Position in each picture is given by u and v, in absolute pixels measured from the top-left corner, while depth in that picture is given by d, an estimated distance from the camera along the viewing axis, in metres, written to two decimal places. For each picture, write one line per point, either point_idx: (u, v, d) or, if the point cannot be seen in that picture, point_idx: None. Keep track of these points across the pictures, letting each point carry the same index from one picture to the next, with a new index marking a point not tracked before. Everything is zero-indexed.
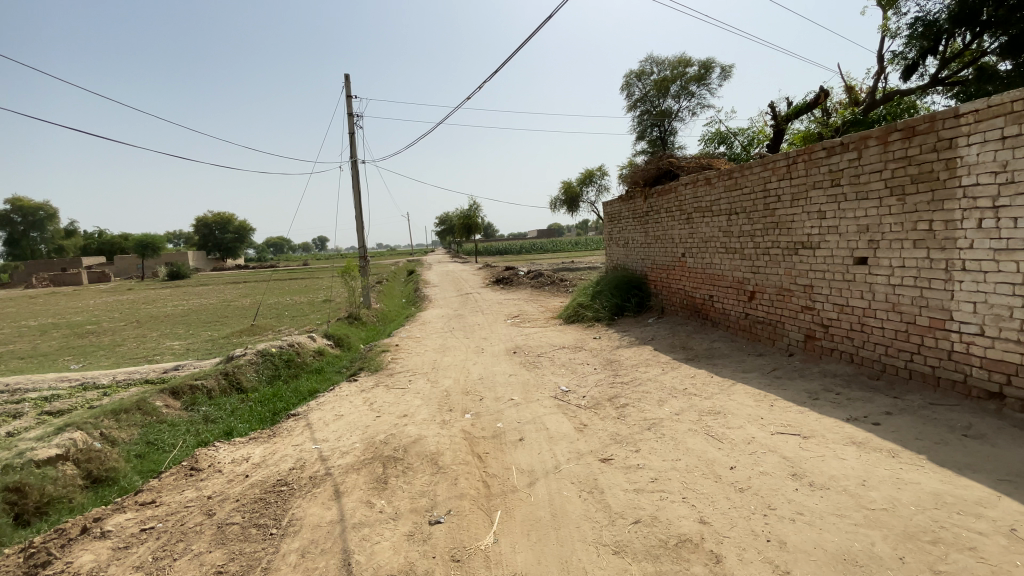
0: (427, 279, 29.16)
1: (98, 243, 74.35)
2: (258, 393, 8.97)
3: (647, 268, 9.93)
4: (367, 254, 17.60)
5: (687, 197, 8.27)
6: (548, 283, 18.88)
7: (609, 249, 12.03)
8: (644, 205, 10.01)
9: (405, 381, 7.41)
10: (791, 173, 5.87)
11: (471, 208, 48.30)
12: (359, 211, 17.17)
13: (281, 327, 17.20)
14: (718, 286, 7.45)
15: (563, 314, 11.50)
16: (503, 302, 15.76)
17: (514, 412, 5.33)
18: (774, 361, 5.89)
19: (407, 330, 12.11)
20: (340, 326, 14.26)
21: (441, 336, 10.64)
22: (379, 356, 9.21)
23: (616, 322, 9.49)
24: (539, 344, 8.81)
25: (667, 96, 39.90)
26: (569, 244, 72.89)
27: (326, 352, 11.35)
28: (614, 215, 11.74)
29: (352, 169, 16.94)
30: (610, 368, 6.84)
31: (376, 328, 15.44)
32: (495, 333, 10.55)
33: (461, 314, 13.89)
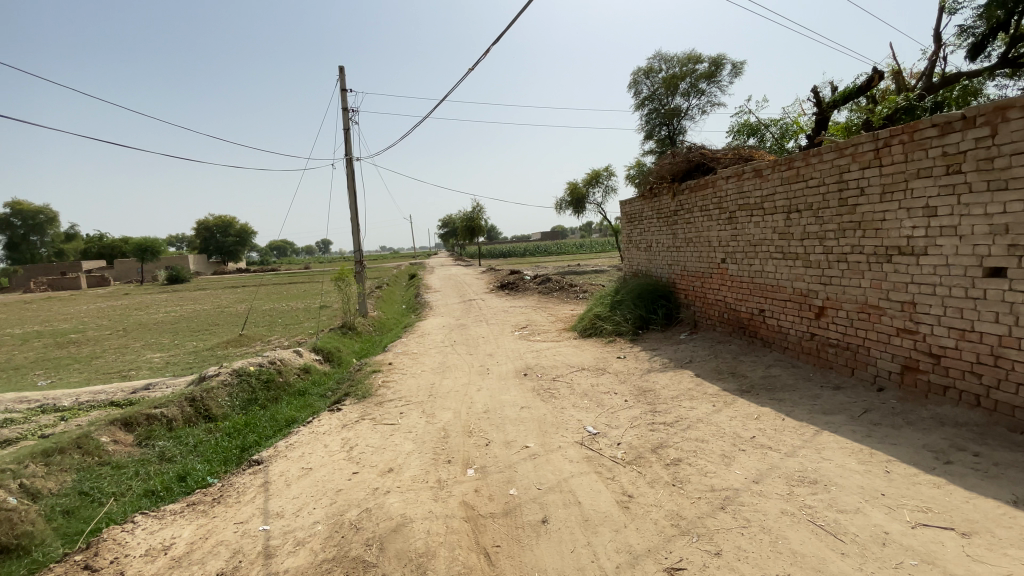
0: (428, 284, 28.00)
1: (98, 247, 73.49)
2: (228, 421, 7.77)
3: (676, 275, 8.68)
4: (363, 258, 16.39)
5: (729, 193, 7.01)
6: (557, 289, 17.57)
7: (627, 253, 10.79)
8: (671, 204, 8.78)
9: (396, 413, 6.19)
10: (881, 159, 4.61)
11: (474, 211, 47.21)
12: (355, 213, 15.97)
13: (271, 337, 16.00)
14: (772, 300, 6.20)
15: (577, 326, 10.25)
16: (509, 310, 14.49)
17: (532, 468, 4.11)
18: (860, 398, 4.63)
19: (403, 343, 10.86)
20: (331, 338, 13.03)
21: (441, 352, 9.40)
22: (369, 378, 8.00)
23: (642, 338, 8.22)
24: (554, 364, 7.56)
25: (677, 94, 38.63)
26: (574, 247, 71.53)
27: (312, 369, 10.13)
28: (633, 216, 10.52)
29: (347, 168, 15.76)
30: (645, 401, 5.59)
31: (372, 339, 14.20)
32: (502, 349, 9.29)
33: (463, 325, 12.64)
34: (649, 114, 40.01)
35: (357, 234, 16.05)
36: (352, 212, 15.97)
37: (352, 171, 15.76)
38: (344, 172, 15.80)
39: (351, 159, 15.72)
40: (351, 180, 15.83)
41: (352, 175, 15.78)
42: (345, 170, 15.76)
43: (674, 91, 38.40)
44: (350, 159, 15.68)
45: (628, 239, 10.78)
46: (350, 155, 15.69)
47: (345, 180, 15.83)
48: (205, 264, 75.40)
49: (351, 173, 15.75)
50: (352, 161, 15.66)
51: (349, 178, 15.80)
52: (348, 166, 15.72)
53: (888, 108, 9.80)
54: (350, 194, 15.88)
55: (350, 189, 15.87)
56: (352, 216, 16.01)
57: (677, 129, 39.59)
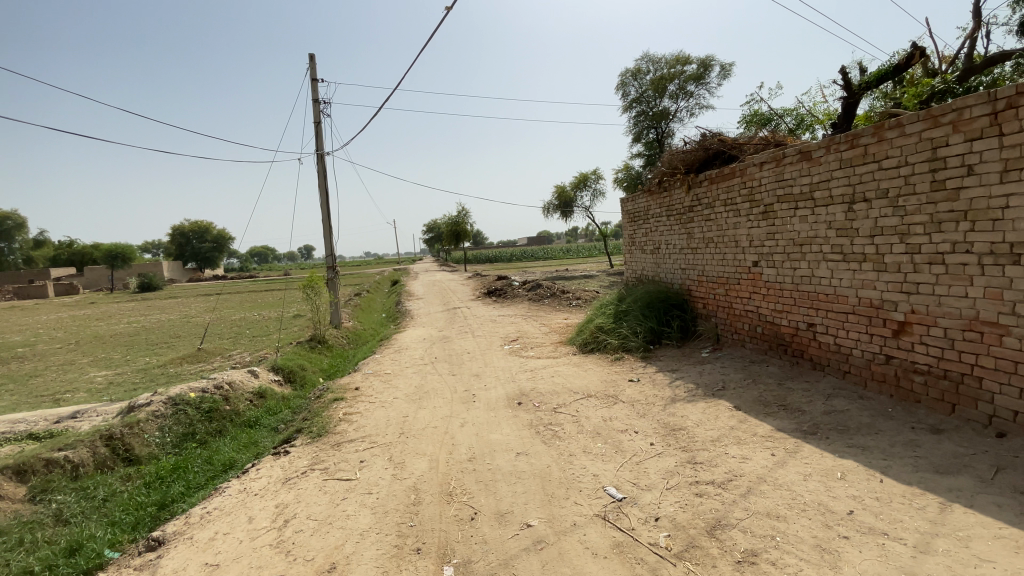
0: (410, 291, 26.51)
1: (67, 254, 70.27)
2: (153, 465, 6.30)
3: (691, 281, 7.46)
4: (337, 263, 14.88)
5: (764, 181, 5.81)
6: (548, 296, 16.27)
7: (630, 256, 9.59)
8: (682, 198, 7.61)
9: (357, 461, 4.82)
10: (1000, 126, 3.44)
11: (460, 215, 45.97)
12: (327, 214, 14.53)
13: (232, 352, 14.40)
14: (825, 312, 5.04)
15: (575, 338, 8.98)
16: (496, 319, 13.13)
17: (540, 569, 2.79)
18: (979, 450, 3.45)
19: (377, 360, 9.44)
20: (296, 354, 11.53)
21: (418, 372, 8.03)
22: (330, 408, 6.59)
23: (656, 355, 6.97)
24: (553, 390, 6.24)
25: (665, 96, 37.87)
26: (562, 252, 70.52)
27: (268, 394, 8.66)
28: (636, 213, 9.33)
29: (318, 165, 14.36)
30: (678, 446, 4.30)
31: (346, 354, 12.72)
32: (490, 368, 7.94)
33: (446, 337, 11.25)
34: (637, 115, 39.17)
35: (329, 236, 14.58)
36: (323, 213, 14.53)
37: (324, 168, 14.37)
38: (315, 169, 14.39)
39: (322, 155, 14.33)
40: (323, 177, 14.42)
41: (324, 172, 14.39)
42: (316, 166, 14.36)
43: (663, 92, 37.63)
44: (321, 155, 14.29)
45: (630, 240, 9.58)
46: (322, 150, 14.30)
47: (316, 178, 14.42)
48: (181, 271, 72.59)
49: (322, 169, 14.36)
50: (324, 157, 14.27)
51: (320, 176, 14.39)
52: (320, 163, 14.33)
53: (923, 90, 8.82)
54: (321, 192, 14.46)
55: (321, 187, 14.45)
56: (323, 217, 14.58)
57: (666, 131, 38.82)
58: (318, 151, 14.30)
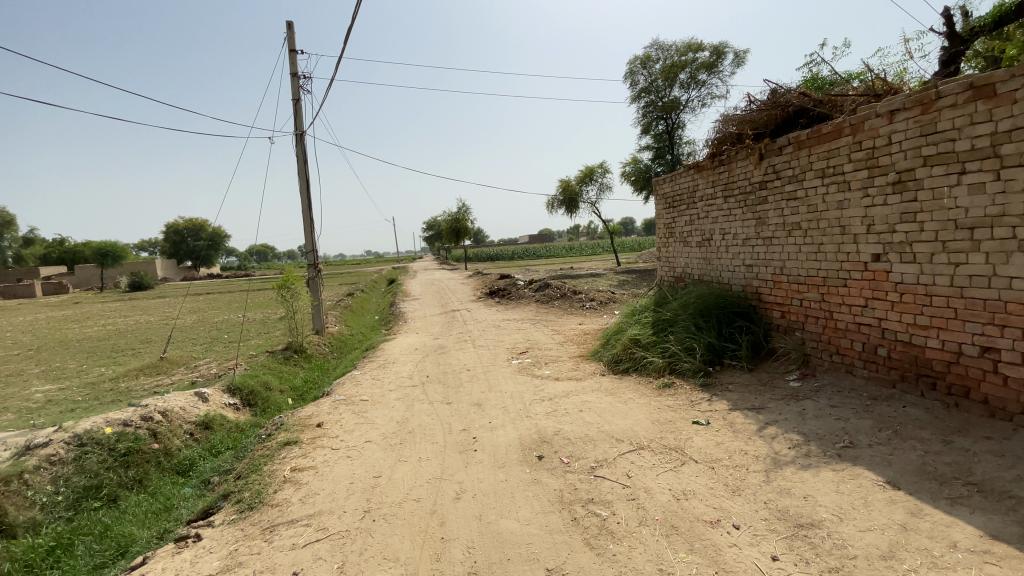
0: (405, 291, 24.75)
1: (58, 252, 68.37)
2: (26, 541, 4.50)
3: (762, 282, 5.66)
4: (318, 260, 13.05)
5: (898, 139, 4.00)
6: (558, 297, 14.41)
7: (668, 250, 7.78)
8: (747, 172, 5.80)
9: (289, 570, 3.03)
10: None
11: (459, 211, 44.17)
12: (307, 203, 12.75)
13: (199, 362, 12.59)
14: (1017, 333, 3.28)
15: (602, 351, 7.19)
16: (501, 325, 11.29)
17: None
18: None
19: (355, 378, 7.59)
20: (265, 367, 9.71)
21: (403, 399, 6.22)
22: (277, 457, 4.79)
23: (722, 382, 5.16)
24: (586, 435, 4.44)
25: (676, 85, 35.98)
26: (564, 250, 68.48)
27: (214, 427, 6.85)
28: (674, 196, 7.51)
29: (297, 148, 12.62)
30: (825, 570, 2.50)
31: (326, 366, 10.87)
32: (496, 393, 6.13)
33: (443, 348, 9.42)
34: (646, 105, 37.25)
35: (310, 229, 12.79)
36: (303, 202, 12.76)
37: (304, 151, 12.64)
38: (294, 152, 12.65)
39: (302, 137, 12.58)
40: (303, 161, 12.67)
41: (304, 156, 12.62)
42: (295, 150, 12.62)
43: (673, 81, 35.73)
44: (301, 137, 12.55)
45: (667, 229, 7.77)
46: (302, 131, 12.56)
47: (295, 162, 12.68)
48: (176, 270, 70.69)
49: (302, 153, 12.61)
50: (304, 140, 12.52)
51: (300, 159, 12.65)
52: (299, 146, 12.59)
53: None
54: (301, 179, 12.70)
55: (301, 173, 12.70)
56: (303, 207, 12.80)
57: (676, 122, 36.91)
58: (297, 132, 12.56)
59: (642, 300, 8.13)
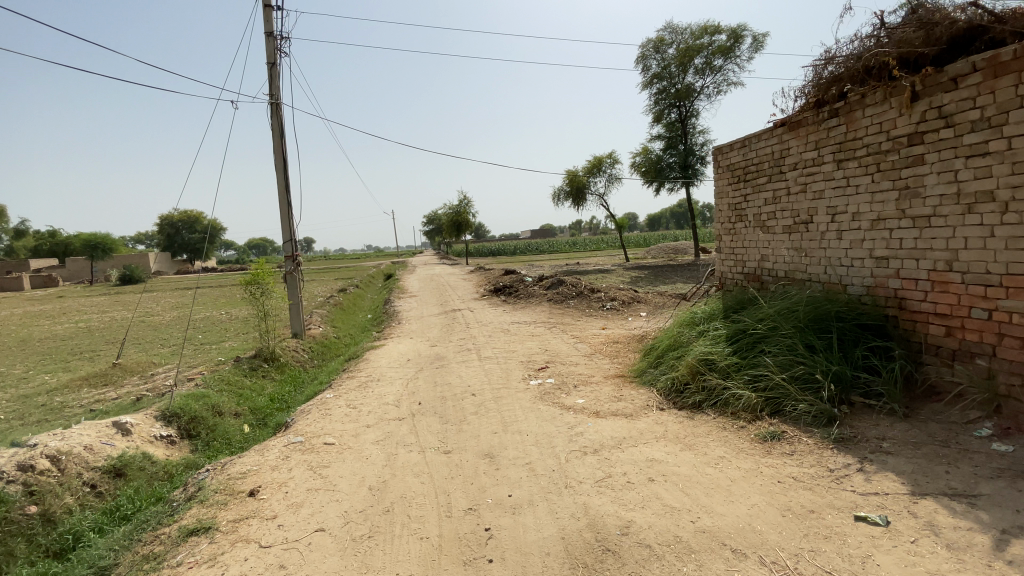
0: (403, 286, 22.97)
1: (48, 244, 66.35)
2: None
3: (909, 283, 3.88)
4: (298, 253, 11.14)
5: None
6: (573, 296, 12.55)
7: (735, 239, 6.02)
8: (881, 122, 4.04)
9: None
10: None
11: (461, 204, 42.40)
12: (284, 185, 10.91)
13: (158, 370, 10.79)
14: None
15: (653, 372, 5.39)
16: (510, 330, 9.48)
17: None
18: None
19: (325, 404, 5.76)
20: (222, 382, 7.89)
21: (383, 444, 4.42)
22: (171, 558, 2.99)
23: (868, 437, 3.37)
24: (677, 541, 2.63)
25: (691, 70, 33.93)
26: (568, 245, 66.67)
27: (129, 476, 5.04)
28: (745, 167, 5.74)
29: (273, 120, 10.79)
30: None
31: (301, 378, 9.04)
32: (514, 437, 4.32)
33: (441, 360, 7.59)
34: (658, 91, 35.22)
35: (288, 215, 10.95)
36: (279, 184, 10.92)
37: (281, 124, 10.82)
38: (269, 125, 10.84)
39: (279, 107, 10.76)
40: (280, 136, 10.83)
41: (280, 130, 10.80)
42: (270, 123, 10.80)
43: (688, 66, 33.70)
44: (276, 107, 10.72)
45: (735, 211, 6.00)
46: (278, 101, 10.74)
47: (271, 137, 10.86)
48: (170, 263, 68.70)
49: (278, 126, 10.78)
50: (280, 111, 10.69)
51: (276, 134, 10.82)
52: (275, 117, 10.76)
53: None
54: (277, 157, 10.88)
55: (277, 149, 10.86)
56: (280, 189, 10.95)
57: (690, 109, 34.90)
58: (272, 101, 10.73)
59: (700, 305, 6.35)
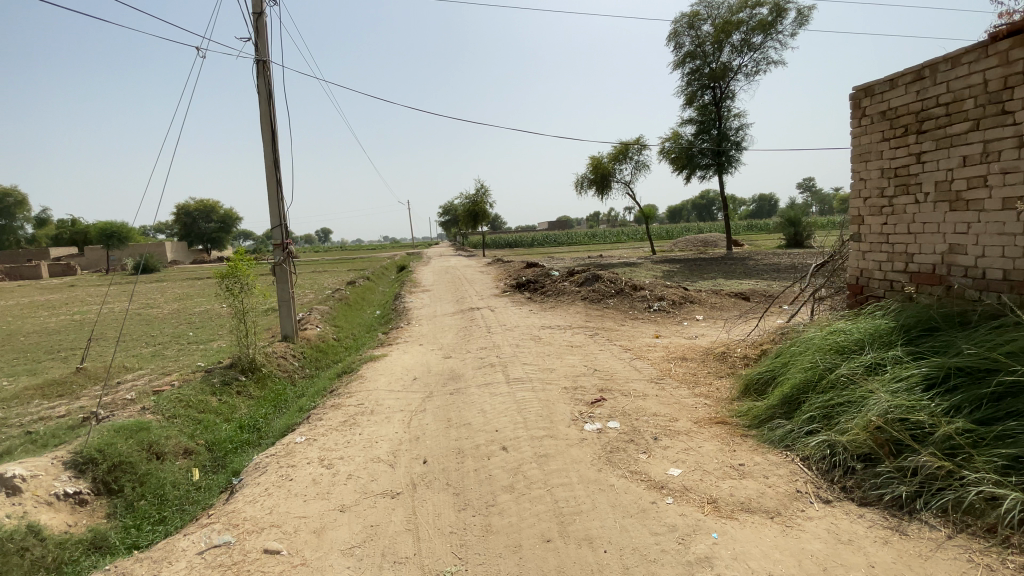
0: (416, 279, 21.20)
1: (67, 232, 66.15)
2: None
3: None
4: (290, 239, 9.31)
5: None
6: (612, 294, 10.61)
7: (899, 220, 4.19)
8: None
9: None
10: None
11: (478, 192, 40.53)
12: (273, 159, 9.15)
13: (124, 378, 9.16)
14: None
15: (786, 423, 3.56)
16: (543, 338, 7.63)
17: None
18: None
19: (289, 458, 3.98)
20: (180, 404, 6.22)
21: (359, 557, 2.63)
22: None
23: None
24: None
25: (726, 48, 31.47)
26: (587, 237, 64.40)
27: None
28: (919, 110, 3.97)
29: (259, 81, 9.05)
30: None
31: (285, 394, 7.31)
32: (583, 558, 2.48)
33: (456, 382, 5.79)
34: (691, 71, 32.80)
35: (277, 195, 9.20)
36: (267, 158, 9.16)
37: (269, 87, 9.07)
38: (255, 88, 9.11)
39: (267, 67, 9.02)
40: (267, 100, 9.08)
41: (268, 93, 9.06)
42: (255, 85, 9.06)
43: (724, 42, 31.18)
44: (263, 66, 8.98)
45: (897, 179, 4.19)
46: (266, 59, 9.00)
47: (258, 102, 9.13)
48: (186, 253, 68.01)
49: (265, 89, 9.03)
50: (268, 70, 8.95)
51: (263, 97, 9.08)
52: (262, 78, 9.02)
53: None
54: (264, 125, 9.11)
55: (264, 116, 9.11)
56: (268, 164, 9.21)
57: (725, 90, 32.41)
58: (259, 59, 9.00)
59: (838, 319, 4.51)
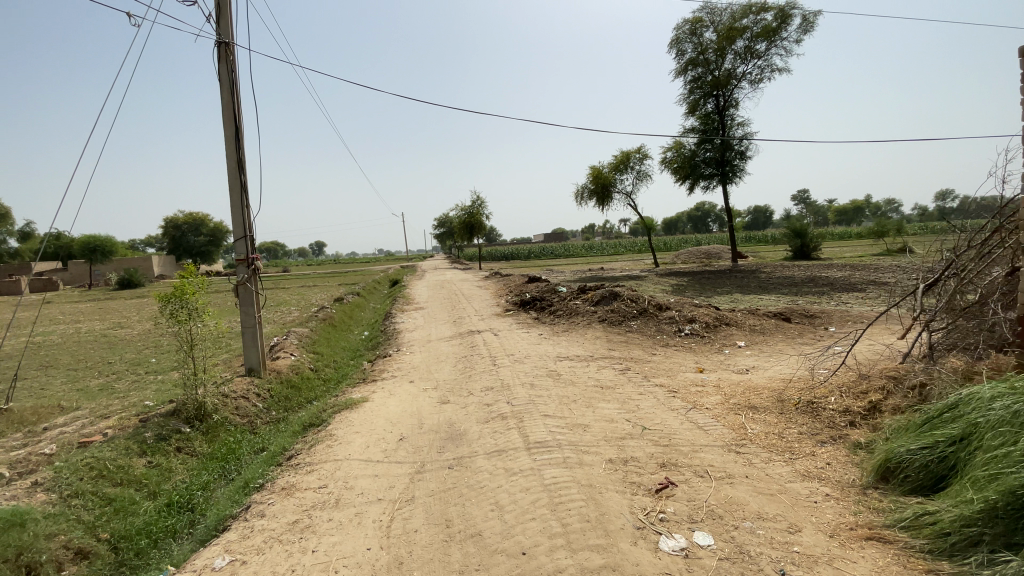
0: (410, 296, 19.72)
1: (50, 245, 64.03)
2: None
3: None
4: (256, 257, 7.83)
5: None
6: (634, 316, 9.18)
7: None
8: None
9: None
10: None
11: (475, 205, 39.36)
12: (236, 159, 7.70)
13: (51, 423, 7.53)
14: None
15: (1018, 561, 2.13)
16: (563, 376, 6.16)
17: None
18: None
19: None
20: (86, 476, 4.66)
21: None
22: None
23: None
24: None
25: (729, 55, 30.57)
26: (585, 249, 63.26)
27: None
28: None
29: (221, 68, 7.65)
30: None
31: (239, 450, 5.79)
32: None
33: (458, 445, 4.29)
34: (693, 79, 31.84)
35: (240, 202, 7.73)
36: (229, 158, 7.70)
37: (232, 75, 7.67)
38: (216, 76, 7.69)
39: (230, 50, 7.63)
40: (230, 90, 7.67)
41: (231, 81, 7.64)
42: (216, 72, 7.65)
43: (727, 49, 30.29)
44: (225, 49, 7.58)
45: None
46: (228, 41, 7.61)
47: (219, 93, 7.71)
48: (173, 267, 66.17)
49: (228, 77, 7.62)
50: (231, 54, 7.55)
51: (225, 86, 7.67)
52: (224, 63, 7.62)
53: None
54: (225, 118, 7.67)
55: (226, 108, 7.68)
56: (230, 165, 7.74)
57: (728, 98, 31.47)
58: (220, 41, 7.60)
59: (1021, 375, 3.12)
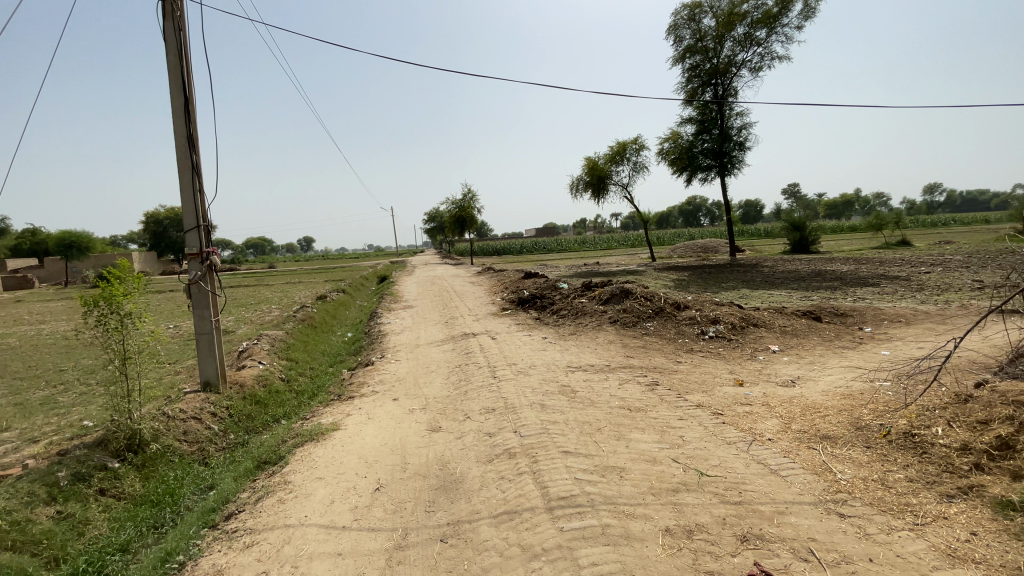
0: (398, 293, 18.55)
1: (25, 241, 61.78)
2: None
3: None
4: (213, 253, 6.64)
5: None
6: (649, 317, 8.14)
7: None
8: None
9: None
10: None
11: (466, 197, 38.17)
12: (185, 135, 6.48)
13: None
14: None
15: None
16: (579, 393, 5.10)
17: None
18: None
19: None
20: None
21: None
22: None
23: None
24: None
25: (729, 42, 29.55)
26: (578, 244, 62.27)
27: None
28: None
29: (167, 26, 6.43)
30: None
31: (179, 491, 4.64)
32: None
33: (453, 499, 3.20)
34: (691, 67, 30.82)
35: (191, 186, 6.52)
36: (177, 134, 6.49)
37: (180, 35, 6.46)
38: (162, 36, 6.48)
39: (177, 5, 6.41)
40: (178, 54, 6.47)
41: (178, 42, 6.43)
42: (161, 32, 6.44)
43: (726, 36, 29.27)
44: (171, 3, 6.36)
45: None
46: None
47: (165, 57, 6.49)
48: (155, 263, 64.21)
49: (176, 37, 6.42)
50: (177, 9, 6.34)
51: (172, 49, 6.46)
52: (169, 20, 6.40)
53: None
54: (173, 87, 6.46)
55: (174, 74, 6.47)
56: (178, 142, 6.53)
57: (727, 87, 30.48)
58: None
59: None
